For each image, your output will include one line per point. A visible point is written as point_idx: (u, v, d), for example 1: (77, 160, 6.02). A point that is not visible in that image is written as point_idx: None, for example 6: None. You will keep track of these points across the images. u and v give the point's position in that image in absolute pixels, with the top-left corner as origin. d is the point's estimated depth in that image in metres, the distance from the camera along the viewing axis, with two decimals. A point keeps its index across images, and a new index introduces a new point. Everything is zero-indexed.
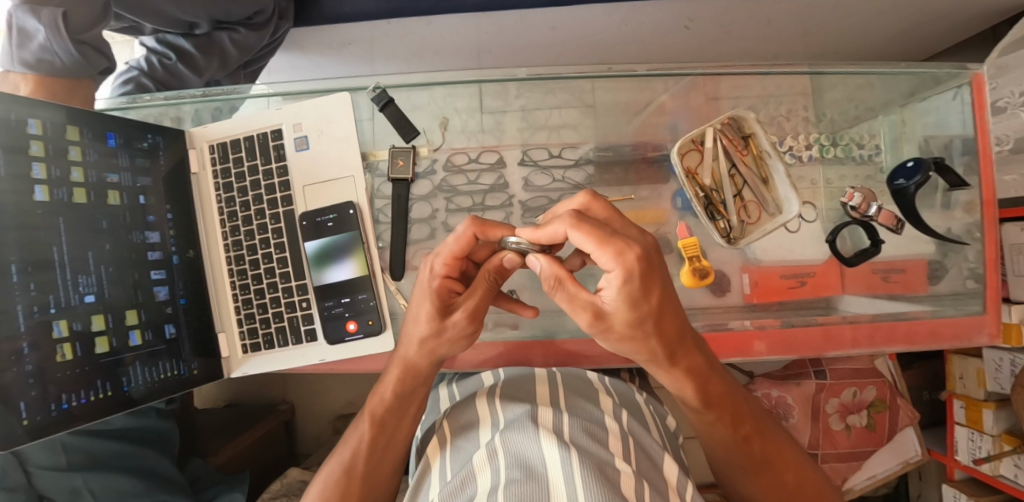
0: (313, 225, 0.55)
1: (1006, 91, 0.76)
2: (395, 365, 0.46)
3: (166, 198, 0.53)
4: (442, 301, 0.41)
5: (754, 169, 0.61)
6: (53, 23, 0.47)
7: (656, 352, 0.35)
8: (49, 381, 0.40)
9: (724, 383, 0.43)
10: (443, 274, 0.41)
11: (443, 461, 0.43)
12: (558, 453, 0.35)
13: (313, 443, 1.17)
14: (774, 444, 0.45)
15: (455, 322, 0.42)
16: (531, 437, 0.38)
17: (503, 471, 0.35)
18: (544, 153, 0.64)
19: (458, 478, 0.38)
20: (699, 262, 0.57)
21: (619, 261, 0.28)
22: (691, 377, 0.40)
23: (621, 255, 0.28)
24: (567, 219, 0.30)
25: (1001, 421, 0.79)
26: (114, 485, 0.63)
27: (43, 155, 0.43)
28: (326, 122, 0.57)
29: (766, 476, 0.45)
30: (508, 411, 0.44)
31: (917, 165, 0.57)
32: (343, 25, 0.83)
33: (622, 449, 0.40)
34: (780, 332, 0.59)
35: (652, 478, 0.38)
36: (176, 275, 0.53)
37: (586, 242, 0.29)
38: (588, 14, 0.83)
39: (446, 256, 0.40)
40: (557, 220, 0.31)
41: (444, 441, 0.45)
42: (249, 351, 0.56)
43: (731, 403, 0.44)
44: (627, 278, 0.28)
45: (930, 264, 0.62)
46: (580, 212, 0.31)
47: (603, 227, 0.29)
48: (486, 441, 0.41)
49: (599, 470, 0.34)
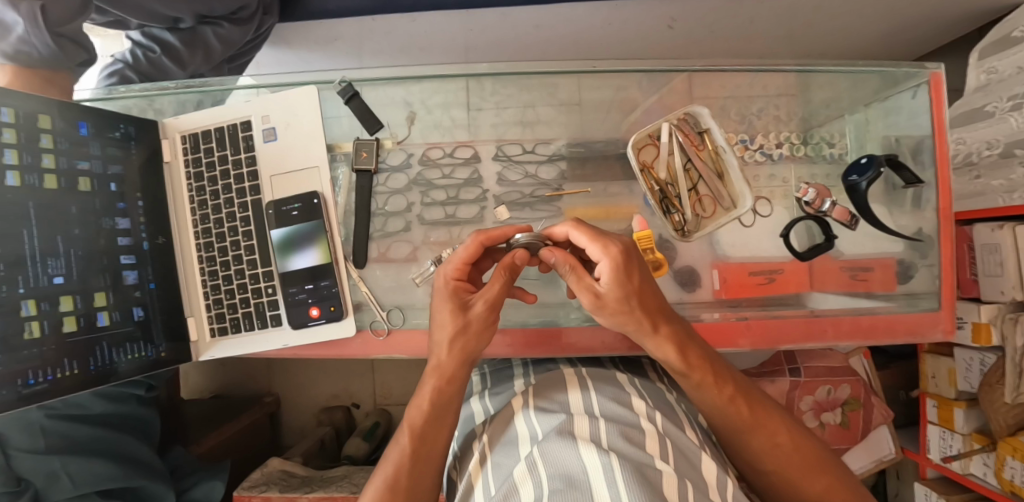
0: (278, 214, 0.57)
1: (995, 96, 0.77)
2: (431, 371, 0.51)
3: (138, 186, 0.55)
4: (458, 301, 0.51)
5: (710, 164, 0.63)
6: (32, 16, 0.48)
7: (633, 320, 0.48)
8: (15, 357, 0.41)
9: (701, 351, 0.51)
10: (454, 277, 0.52)
11: (487, 479, 0.45)
12: (598, 460, 0.36)
13: (298, 435, 1.19)
14: (761, 411, 0.51)
15: (475, 311, 0.50)
16: (570, 447, 0.39)
17: (546, 483, 0.36)
18: (518, 149, 0.65)
19: (502, 491, 0.39)
20: (652, 254, 0.59)
21: (605, 252, 0.47)
22: (674, 349, 0.49)
23: (607, 248, 0.47)
24: (570, 224, 0.50)
25: (972, 421, 0.80)
26: (94, 471, 0.65)
27: (15, 143, 0.44)
28: (294, 114, 0.58)
29: (760, 436, 0.50)
30: (545, 424, 0.45)
31: (870, 161, 0.58)
32: (327, 21, 0.85)
33: (660, 449, 0.40)
34: (765, 324, 0.59)
35: (691, 476, 0.39)
36: (146, 260, 0.54)
37: (587, 238, 0.48)
38: (571, 14, 0.84)
39: (457, 262, 0.52)
40: (562, 224, 0.51)
41: (485, 461, 0.47)
42: (217, 335, 0.57)
43: (710, 365, 0.50)
44: (613, 262, 0.47)
45: (897, 263, 0.63)
46: (578, 220, 0.50)
47: (595, 230, 0.49)
48: (525, 454, 0.42)
49: (642, 475, 0.35)
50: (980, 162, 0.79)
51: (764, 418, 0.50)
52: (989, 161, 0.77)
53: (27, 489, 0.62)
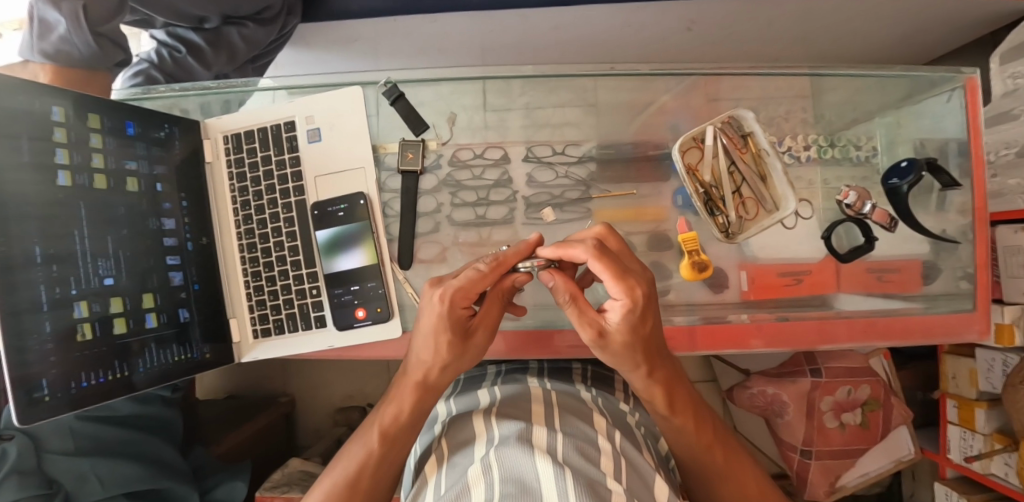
0: (324, 215, 0.57)
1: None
2: (409, 385, 0.48)
3: (182, 187, 0.54)
4: (459, 327, 0.45)
5: (753, 167, 0.62)
6: (75, 15, 0.48)
7: (631, 363, 0.44)
8: (69, 359, 0.41)
9: (690, 394, 0.50)
10: (459, 304, 0.44)
11: (440, 476, 0.44)
12: (552, 470, 0.36)
13: (313, 436, 1.19)
14: (735, 459, 0.52)
15: (475, 340, 0.47)
16: (526, 454, 0.39)
17: (498, 489, 0.35)
18: (548, 150, 0.66)
19: (454, 491, 0.38)
20: (698, 255, 0.59)
21: (627, 296, 0.39)
22: (661, 387, 0.47)
23: (631, 290, 0.40)
24: (593, 251, 0.39)
25: (993, 421, 0.80)
26: (123, 472, 0.65)
27: (65, 143, 0.44)
28: (338, 114, 0.58)
29: (731, 484, 0.51)
30: (504, 428, 0.45)
31: (911, 165, 0.59)
32: (350, 22, 0.86)
33: (613, 467, 0.41)
34: (775, 327, 0.59)
35: (642, 496, 0.39)
36: (190, 261, 0.54)
37: (607, 272, 0.40)
38: (590, 15, 0.85)
39: (464, 288, 0.43)
40: (580, 245, 0.40)
41: (442, 457, 0.47)
42: (260, 336, 0.57)
43: (695, 411, 0.50)
44: (631, 309, 0.40)
45: (923, 264, 0.63)
46: (600, 244, 0.40)
47: (618, 263, 0.40)
48: (480, 456, 0.42)
49: (592, 489, 0.35)
50: (997, 160, 0.81)
51: (740, 469, 0.51)
52: (1007, 159, 0.80)
53: (59, 491, 0.61)
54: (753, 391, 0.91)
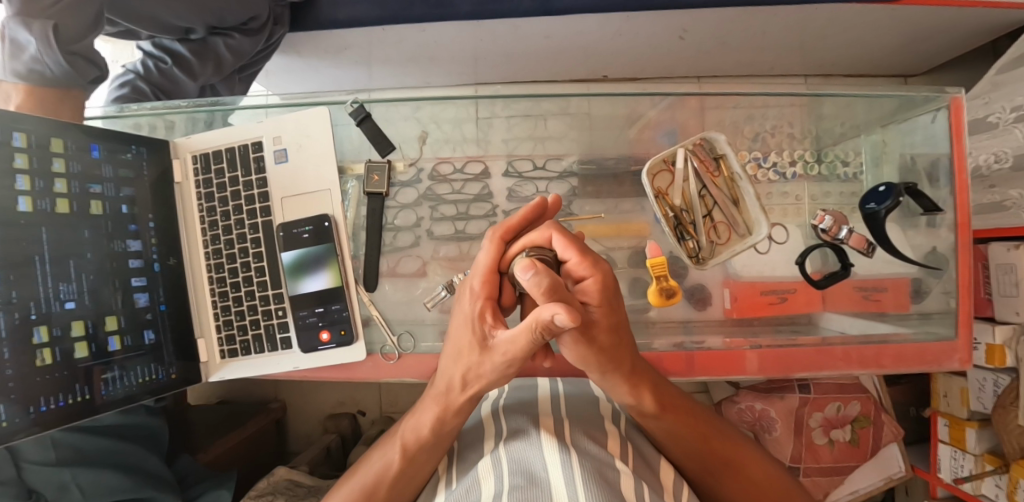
0: (289, 237, 0.56)
1: (995, 106, 0.77)
2: (433, 399, 0.45)
3: (150, 209, 0.55)
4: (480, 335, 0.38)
5: (725, 191, 0.61)
6: (44, 36, 0.48)
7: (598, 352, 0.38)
8: (29, 385, 0.41)
9: (673, 391, 0.49)
10: (483, 297, 0.38)
11: (451, 475, 0.46)
12: (559, 458, 0.38)
13: (303, 441, 1.20)
14: (732, 449, 0.51)
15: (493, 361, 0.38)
16: (534, 447, 0.41)
17: (507, 478, 0.37)
18: (529, 165, 0.65)
19: (462, 487, 0.40)
20: (666, 282, 0.53)
21: (596, 269, 0.34)
22: (633, 380, 0.43)
23: (596, 264, 0.34)
24: (557, 226, 0.36)
25: (984, 442, 0.79)
26: (103, 481, 0.64)
27: (27, 168, 0.44)
28: (304, 136, 0.58)
29: (730, 474, 0.50)
30: (511, 422, 0.47)
31: (888, 190, 0.57)
32: (339, 31, 0.81)
33: (621, 452, 0.43)
34: (772, 350, 0.57)
35: (648, 479, 0.41)
36: (157, 282, 0.54)
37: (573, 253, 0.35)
38: (581, 26, 0.83)
39: (484, 275, 0.38)
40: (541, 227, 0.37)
41: (453, 457, 0.49)
42: (227, 357, 0.58)
43: (685, 407, 0.49)
44: (604, 279, 0.34)
45: (912, 282, 0.61)
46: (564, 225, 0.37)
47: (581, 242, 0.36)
48: (490, 451, 0.44)
49: (599, 473, 0.36)
50: (991, 174, 0.78)
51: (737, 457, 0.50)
52: (1000, 173, 0.76)
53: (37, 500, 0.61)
54: (741, 407, 0.89)
